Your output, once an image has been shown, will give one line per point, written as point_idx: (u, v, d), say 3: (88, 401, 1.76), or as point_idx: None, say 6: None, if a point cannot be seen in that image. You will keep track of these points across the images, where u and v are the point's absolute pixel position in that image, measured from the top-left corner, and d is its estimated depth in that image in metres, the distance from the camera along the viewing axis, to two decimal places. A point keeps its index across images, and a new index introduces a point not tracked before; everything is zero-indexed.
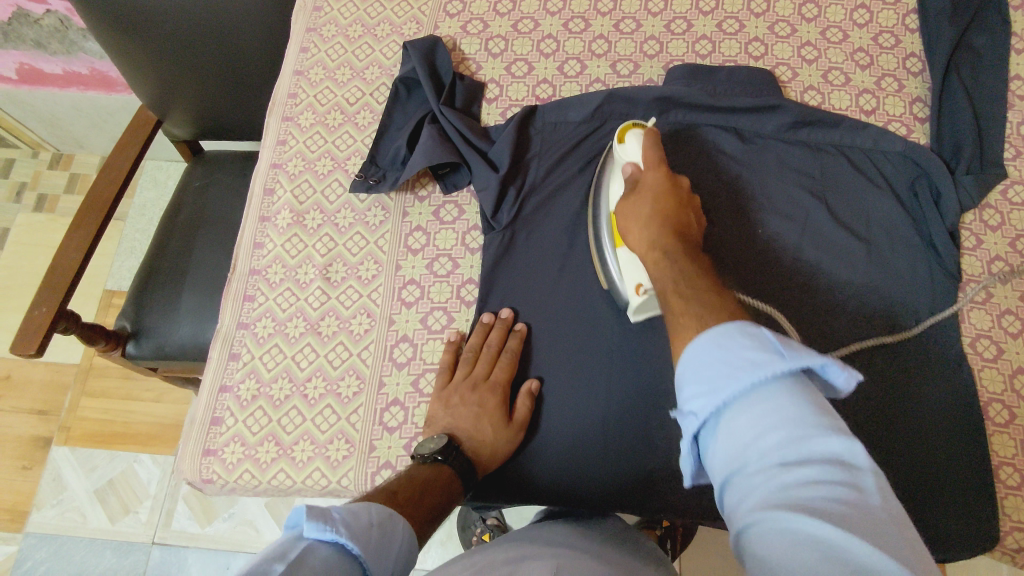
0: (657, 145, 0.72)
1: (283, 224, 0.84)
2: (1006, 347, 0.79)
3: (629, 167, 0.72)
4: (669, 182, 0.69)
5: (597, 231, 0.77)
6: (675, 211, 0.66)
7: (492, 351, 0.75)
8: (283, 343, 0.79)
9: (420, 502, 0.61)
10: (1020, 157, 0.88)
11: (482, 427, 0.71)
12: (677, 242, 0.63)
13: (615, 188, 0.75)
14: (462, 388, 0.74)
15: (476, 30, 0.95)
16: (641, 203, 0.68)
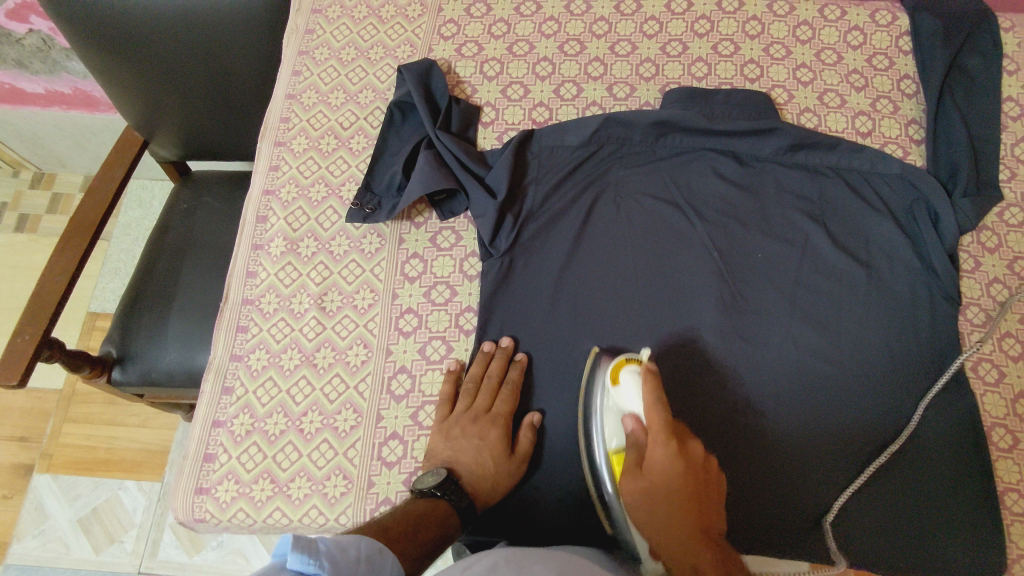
0: (662, 412, 0.65)
1: (277, 252, 0.82)
2: (1007, 370, 0.79)
3: (631, 424, 0.67)
4: (680, 462, 0.63)
5: (591, 457, 0.70)
6: (691, 511, 0.62)
7: (494, 381, 0.74)
8: (278, 375, 0.77)
9: (415, 539, 0.59)
10: (1015, 179, 0.88)
11: (483, 460, 0.70)
12: (701, 544, 0.61)
13: (612, 437, 0.69)
14: (464, 421, 0.73)
15: (471, 52, 0.94)
16: (655, 500, 0.63)
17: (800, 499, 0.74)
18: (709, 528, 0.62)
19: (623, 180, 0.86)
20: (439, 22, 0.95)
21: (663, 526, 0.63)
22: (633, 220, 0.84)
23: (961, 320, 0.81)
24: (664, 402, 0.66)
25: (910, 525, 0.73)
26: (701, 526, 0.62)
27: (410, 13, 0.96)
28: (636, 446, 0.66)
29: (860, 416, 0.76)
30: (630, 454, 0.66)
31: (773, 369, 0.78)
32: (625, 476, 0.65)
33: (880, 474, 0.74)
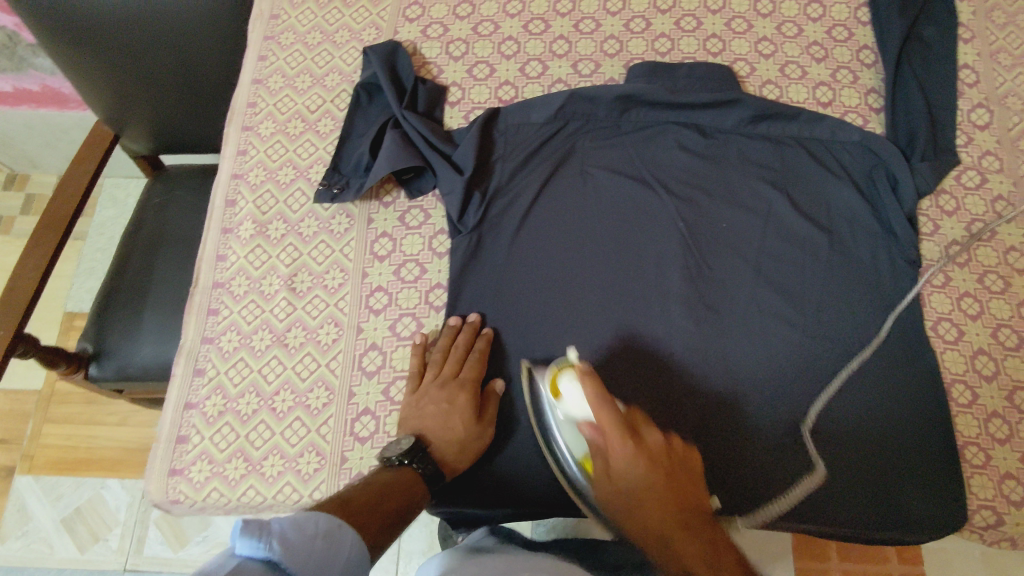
0: (610, 410, 0.62)
1: (245, 235, 0.82)
2: (965, 328, 0.81)
3: (586, 425, 0.64)
4: (642, 453, 0.61)
5: (565, 472, 0.69)
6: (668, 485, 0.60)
7: (460, 350, 0.75)
8: (249, 356, 0.77)
9: (374, 509, 0.59)
10: (972, 143, 0.90)
11: (451, 424, 0.70)
12: (683, 531, 0.58)
13: (575, 446, 0.68)
14: (431, 388, 0.73)
15: (436, 33, 0.93)
16: (617, 503, 0.63)
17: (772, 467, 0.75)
18: (698, 519, 0.60)
19: (588, 155, 0.87)
20: (403, 3, 0.95)
21: (647, 521, 0.60)
22: (600, 196, 0.86)
23: (921, 281, 0.83)
24: (607, 394, 0.64)
25: (878, 481, 0.74)
26: (681, 504, 0.60)
27: None
28: (597, 447, 0.64)
29: (824, 378, 0.78)
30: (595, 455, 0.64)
31: (738, 339, 0.80)
32: (597, 474, 0.64)
33: (845, 432, 0.76)
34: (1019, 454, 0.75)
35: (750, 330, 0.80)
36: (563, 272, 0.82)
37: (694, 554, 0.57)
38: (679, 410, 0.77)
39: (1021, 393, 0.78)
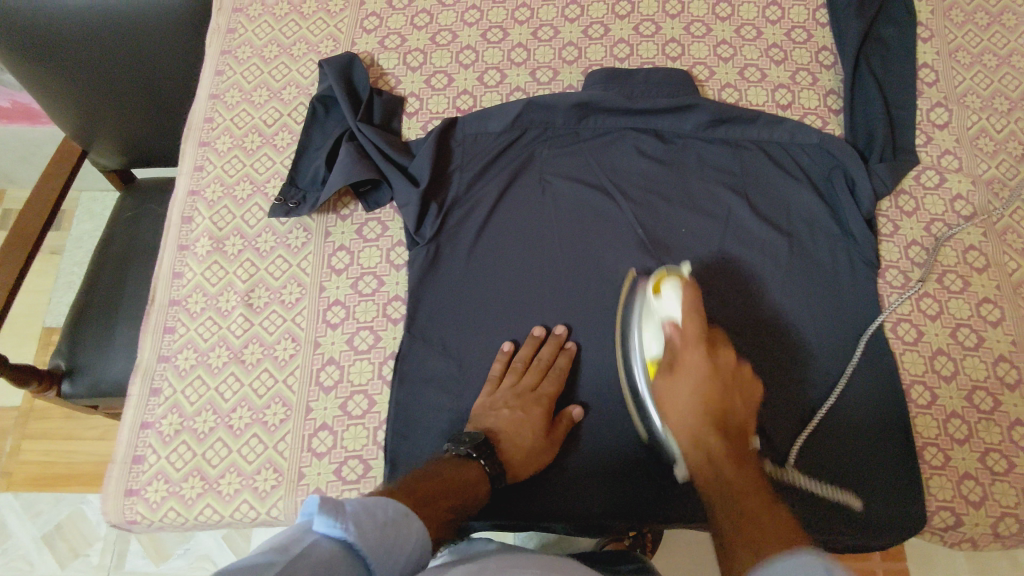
0: (698, 324, 0.69)
1: (202, 252, 0.82)
2: (925, 329, 0.81)
3: (669, 328, 0.69)
4: (711, 367, 0.67)
5: (629, 373, 0.75)
6: (722, 408, 0.65)
7: (544, 364, 0.76)
8: (206, 374, 0.77)
9: (443, 501, 0.60)
10: (931, 143, 0.90)
11: (523, 433, 0.71)
12: (720, 436, 0.64)
13: (649, 344, 0.71)
14: (507, 396, 0.74)
15: (394, 44, 0.93)
16: (678, 390, 0.67)
17: None
18: (738, 439, 0.64)
19: (547, 163, 0.87)
20: (361, 14, 0.95)
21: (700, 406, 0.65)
22: (559, 204, 0.85)
23: (881, 282, 0.84)
24: (700, 314, 0.70)
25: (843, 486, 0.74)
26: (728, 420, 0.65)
27: (331, 7, 0.95)
28: (676, 347, 0.68)
29: (784, 383, 0.78)
30: (671, 355, 0.69)
31: None
32: (662, 371, 0.69)
33: (805, 437, 0.75)
34: (977, 454, 0.75)
35: None
36: (522, 282, 0.81)
37: (718, 453, 0.62)
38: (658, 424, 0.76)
39: (980, 392, 0.78)
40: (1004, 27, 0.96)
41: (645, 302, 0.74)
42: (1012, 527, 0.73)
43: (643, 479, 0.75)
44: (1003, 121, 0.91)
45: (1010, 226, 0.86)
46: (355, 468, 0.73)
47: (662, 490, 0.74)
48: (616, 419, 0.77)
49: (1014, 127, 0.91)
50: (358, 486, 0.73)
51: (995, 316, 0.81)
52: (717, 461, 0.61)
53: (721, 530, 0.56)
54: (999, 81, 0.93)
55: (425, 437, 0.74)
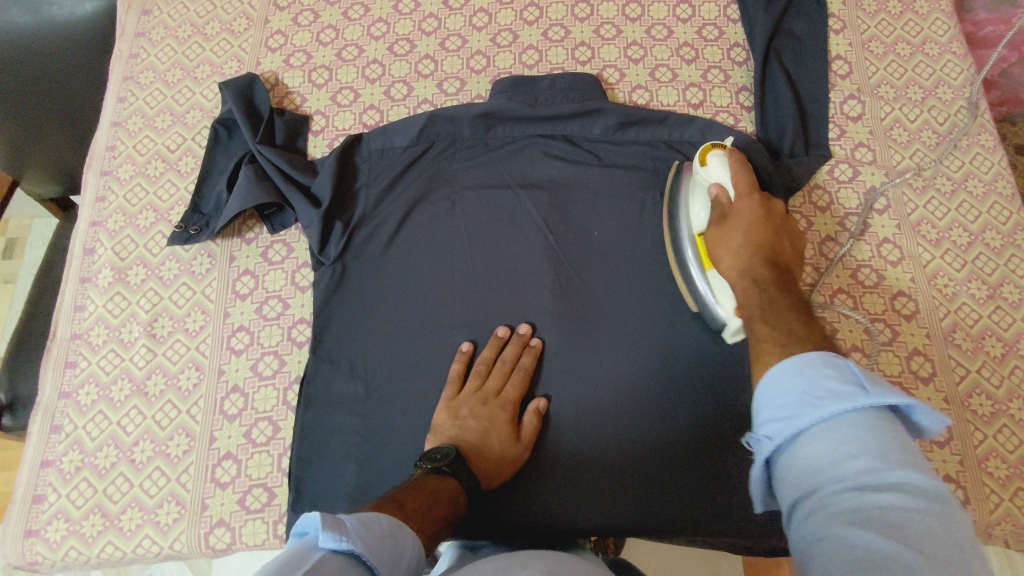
0: (745, 179, 0.69)
1: (104, 284, 0.81)
2: (838, 325, 0.80)
3: (715, 191, 0.70)
4: (760, 211, 0.67)
5: (677, 249, 0.77)
6: (767, 239, 0.65)
7: (507, 366, 0.74)
8: (107, 409, 0.76)
9: (429, 515, 0.57)
10: (844, 136, 0.89)
11: (490, 442, 0.69)
12: (771, 272, 0.62)
13: (698, 212, 0.73)
14: (471, 403, 0.72)
15: (300, 62, 0.92)
16: (733, 234, 0.67)
17: (692, 472, 0.73)
18: (783, 269, 0.62)
19: (456, 173, 0.85)
20: (266, 33, 0.94)
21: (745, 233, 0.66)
22: (471, 214, 0.83)
23: None
24: (750, 171, 0.71)
25: None
26: (775, 259, 0.63)
27: (235, 28, 0.94)
28: (721, 204, 0.70)
29: (696, 387, 0.75)
30: (715, 214, 0.70)
31: (616, 350, 0.77)
32: (710, 225, 0.70)
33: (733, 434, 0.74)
34: None
35: (622, 341, 0.77)
36: (431, 296, 0.79)
37: (765, 280, 0.61)
38: (593, 428, 0.75)
39: (895, 388, 0.77)
40: (916, 15, 0.96)
41: (693, 175, 0.76)
42: None
43: (575, 488, 0.73)
44: (917, 110, 0.90)
45: (924, 217, 0.85)
46: (259, 497, 0.72)
47: (617, 487, 0.73)
48: (552, 433, 0.75)
49: (928, 115, 0.90)
50: (262, 516, 0.72)
51: (909, 309, 0.80)
52: (764, 283, 0.61)
53: (766, 338, 0.55)
54: (913, 70, 0.92)
55: (334, 462, 0.73)
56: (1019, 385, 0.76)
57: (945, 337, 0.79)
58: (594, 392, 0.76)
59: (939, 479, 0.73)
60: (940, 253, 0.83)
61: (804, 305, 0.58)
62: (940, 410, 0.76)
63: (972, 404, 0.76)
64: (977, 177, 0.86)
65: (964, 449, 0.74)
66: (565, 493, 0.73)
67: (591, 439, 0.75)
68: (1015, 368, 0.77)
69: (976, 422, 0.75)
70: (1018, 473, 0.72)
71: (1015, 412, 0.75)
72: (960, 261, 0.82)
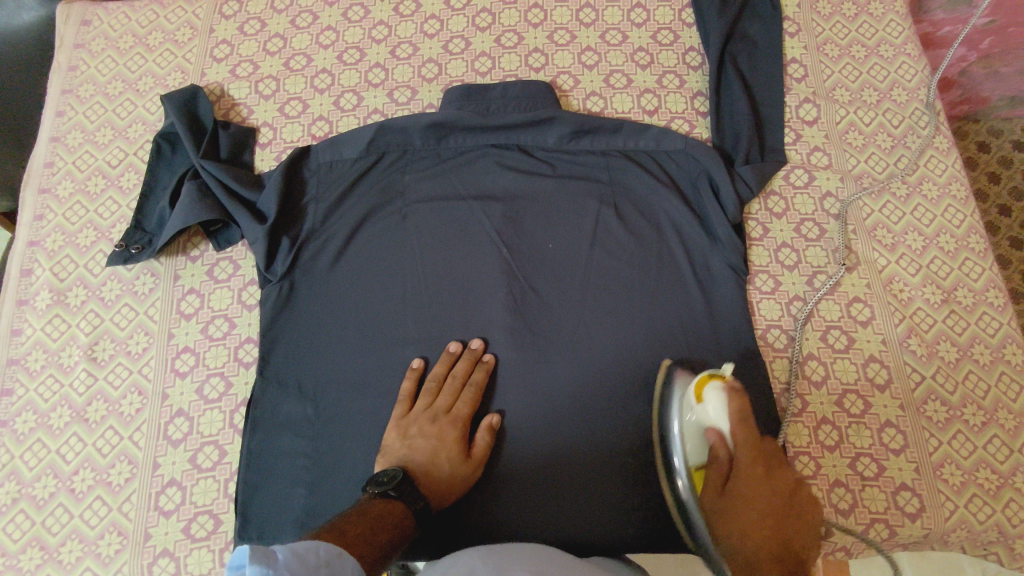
0: (746, 438, 0.62)
1: (42, 306, 0.78)
2: (794, 334, 0.79)
3: (714, 438, 0.64)
4: (767, 481, 0.61)
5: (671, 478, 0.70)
6: (780, 528, 0.58)
7: (457, 382, 0.73)
8: (46, 437, 0.73)
9: (373, 540, 0.55)
10: (800, 140, 0.89)
11: (439, 462, 0.68)
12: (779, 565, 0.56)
13: (693, 450, 0.66)
14: (421, 421, 0.70)
15: (246, 72, 0.90)
16: (739, 518, 0.60)
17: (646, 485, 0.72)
18: (796, 566, 0.56)
19: (407, 185, 0.84)
20: (210, 43, 0.91)
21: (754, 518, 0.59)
22: (422, 226, 0.82)
23: (750, 288, 0.82)
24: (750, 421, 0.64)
25: None
26: (789, 555, 0.57)
27: (178, 37, 0.92)
28: (723, 461, 0.63)
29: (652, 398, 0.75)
30: (715, 478, 0.63)
31: (570, 362, 0.76)
32: (708, 492, 0.63)
33: None
34: (847, 460, 0.74)
35: (578, 354, 0.76)
36: (382, 312, 0.78)
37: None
38: (548, 442, 0.74)
39: (851, 396, 0.77)
40: (871, 17, 0.95)
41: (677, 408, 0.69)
42: (882, 533, 0.71)
43: (529, 504, 0.72)
44: (872, 113, 0.90)
45: (879, 222, 0.84)
46: (205, 524, 0.70)
47: (572, 502, 0.72)
48: (506, 451, 0.74)
49: (883, 118, 0.89)
50: (208, 543, 0.70)
51: (865, 316, 0.80)
52: None
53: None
54: (867, 72, 0.92)
55: (283, 486, 0.71)
56: (972, 390, 0.76)
57: (901, 343, 0.78)
58: (548, 406, 0.75)
59: (894, 487, 0.73)
60: (895, 258, 0.82)
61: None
62: (896, 417, 0.75)
63: (927, 410, 0.75)
64: (931, 180, 0.86)
65: (920, 456, 0.73)
66: (521, 510, 0.72)
67: (544, 452, 0.73)
68: (968, 373, 0.76)
69: (931, 428, 0.74)
70: (972, 479, 0.72)
71: (969, 417, 0.74)
72: (915, 265, 0.82)
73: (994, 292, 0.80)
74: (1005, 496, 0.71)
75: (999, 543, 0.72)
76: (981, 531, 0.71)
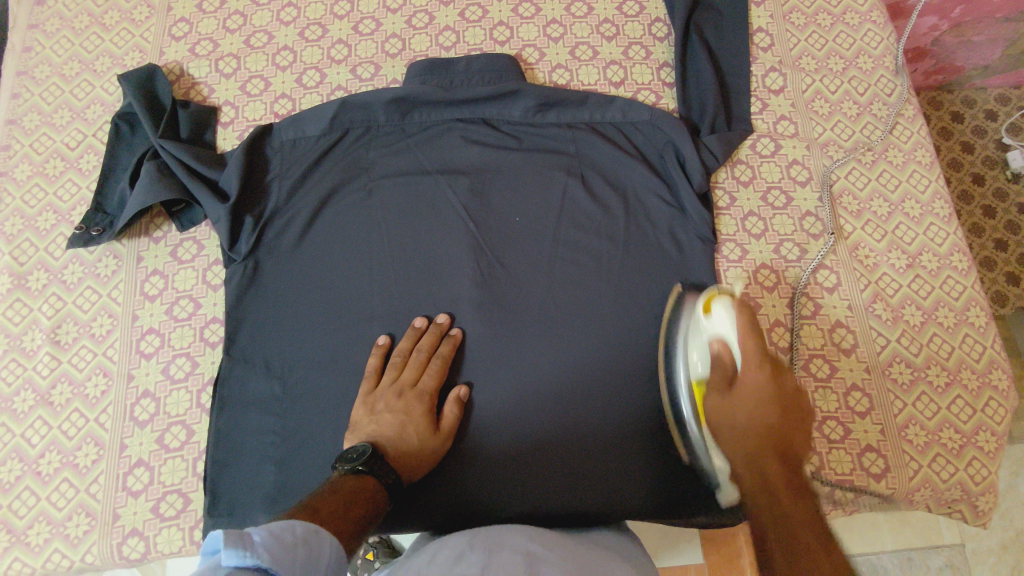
0: (756, 342, 0.58)
1: (2, 290, 0.77)
2: (762, 301, 0.79)
3: (718, 348, 0.62)
4: (775, 392, 0.57)
5: (676, 399, 0.71)
6: (780, 426, 0.56)
7: (423, 357, 0.73)
8: (11, 421, 0.73)
9: (347, 515, 0.54)
10: (767, 109, 0.88)
11: (407, 436, 0.67)
12: (786, 480, 0.53)
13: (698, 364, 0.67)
14: (387, 396, 0.70)
15: (206, 50, 0.89)
16: (740, 413, 0.58)
17: (619, 456, 0.73)
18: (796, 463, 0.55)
19: (372, 162, 0.83)
20: (169, 21, 0.90)
21: (757, 449, 0.56)
22: (389, 203, 0.81)
23: (718, 257, 0.81)
24: (757, 326, 0.60)
25: None
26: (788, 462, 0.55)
27: (136, 16, 0.90)
28: (727, 368, 0.61)
29: (620, 369, 0.75)
30: (716, 378, 0.62)
31: (540, 335, 0.76)
32: (714, 394, 0.61)
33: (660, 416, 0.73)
34: (815, 423, 0.74)
35: (548, 327, 0.76)
36: (350, 289, 0.77)
37: (777, 483, 0.53)
38: (520, 416, 0.74)
39: (818, 360, 0.76)
40: None
41: (697, 324, 0.69)
42: (848, 494, 0.72)
43: (499, 477, 0.72)
44: (838, 81, 0.90)
45: (846, 188, 0.84)
46: (174, 503, 0.70)
47: (544, 472, 0.72)
48: (480, 424, 0.73)
49: (848, 86, 0.89)
50: (177, 522, 0.70)
51: (831, 282, 0.80)
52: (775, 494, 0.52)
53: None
54: (833, 40, 0.92)
55: (251, 463, 0.71)
56: (937, 352, 0.76)
57: (867, 308, 0.78)
58: (519, 380, 0.75)
59: (860, 449, 0.73)
60: (861, 224, 0.82)
61: (821, 515, 0.50)
62: (861, 380, 0.75)
63: (892, 373, 0.75)
64: (897, 147, 0.86)
65: (886, 418, 0.74)
66: (493, 479, 0.72)
67: (517, 422, 0.74)
68: (933, 335, 0.76)
69: (896, 390, 0.74)
70: (936, 439, 0.72)
71: (934, 378, 0.75)
72: (880, 231, 0.82)
73: (958, 255, 0.80)
74: (968, 455, 0.72)
75: (964, 502, 0.73)
76: (945, 489, 0.71)
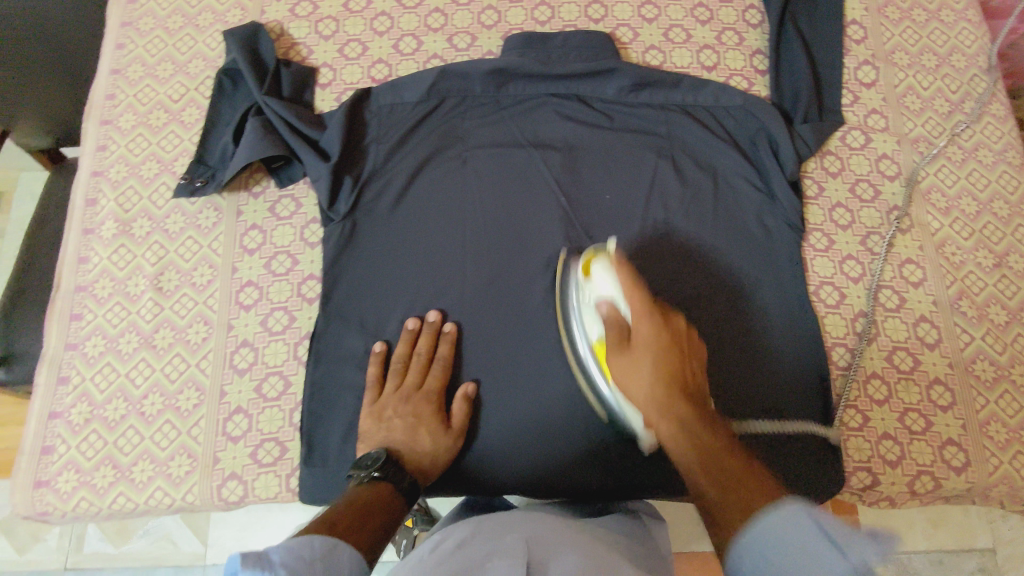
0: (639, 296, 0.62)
1: (108, 235, 0.80)
2: (847, 291, 0.80)
3: (607, 308, 0.63)
4: (663, 334, 0.60)
5: (583, 369, 0.70)
6: (678, 365, 0.58)
7: (423, 359, 0.73)
8: (115, 361, 0.75)
9: (365, 525, 0.53)
10: (858, 102, 0.89)
11: (419, 438, 0.69)
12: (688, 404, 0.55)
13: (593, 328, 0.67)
14: (393, 403, 0.71)
15: (306, 12, 0.90)
16: (640, 365, 0.58)
17: None
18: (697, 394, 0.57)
19: (468, 132, 0.84)
20: None
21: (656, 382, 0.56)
22: (483, 173, 0.82)
23: (805, 246, 0.82)
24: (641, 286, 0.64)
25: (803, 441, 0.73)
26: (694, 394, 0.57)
27: None
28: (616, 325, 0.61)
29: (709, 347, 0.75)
30: (609, 334, 0.61)
31: None
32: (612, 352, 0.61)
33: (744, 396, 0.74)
34: (897, 415, 0.75)
35: None
36: (444, 254, 0.79)
37: (687, 417, 0.54)
38: None
39: (900, 353, 0.78)
40: None
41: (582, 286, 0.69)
42: (928, 485, 0.73)
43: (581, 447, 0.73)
44: (930, 78, 0.90)
45: (934, 185, 0.85)
46: (271, 451, 0.73)
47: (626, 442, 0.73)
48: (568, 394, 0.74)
49: (940, 83, 0.90)
50: (274, 469, 0.72)
51: (917, 277, 0.80)
52: (685, 425, 0.53)
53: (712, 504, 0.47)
54: (927, 37, 0.92)
55: (343, 417, 0.73)
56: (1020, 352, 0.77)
57: (951, 305, 0.79)
58: None
59: (941, 442, 0.74)
60: (949, 222, 0.83)
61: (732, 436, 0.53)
62: (944, 375, 0.76)
63: (975, 369, 0.76)
64: (987, 147, 0.86)
65: (967, 414, 0.75)
66: (574, 447, 0.73)
67: None
68: (1017, 336, 0.78)
69: (978, 387, 0.76)
70: (1016, 437, 0.74)
71: (1017, 377, 0.76)
72: (967, 230, 0.83)
73: None
74: None
75: None
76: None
